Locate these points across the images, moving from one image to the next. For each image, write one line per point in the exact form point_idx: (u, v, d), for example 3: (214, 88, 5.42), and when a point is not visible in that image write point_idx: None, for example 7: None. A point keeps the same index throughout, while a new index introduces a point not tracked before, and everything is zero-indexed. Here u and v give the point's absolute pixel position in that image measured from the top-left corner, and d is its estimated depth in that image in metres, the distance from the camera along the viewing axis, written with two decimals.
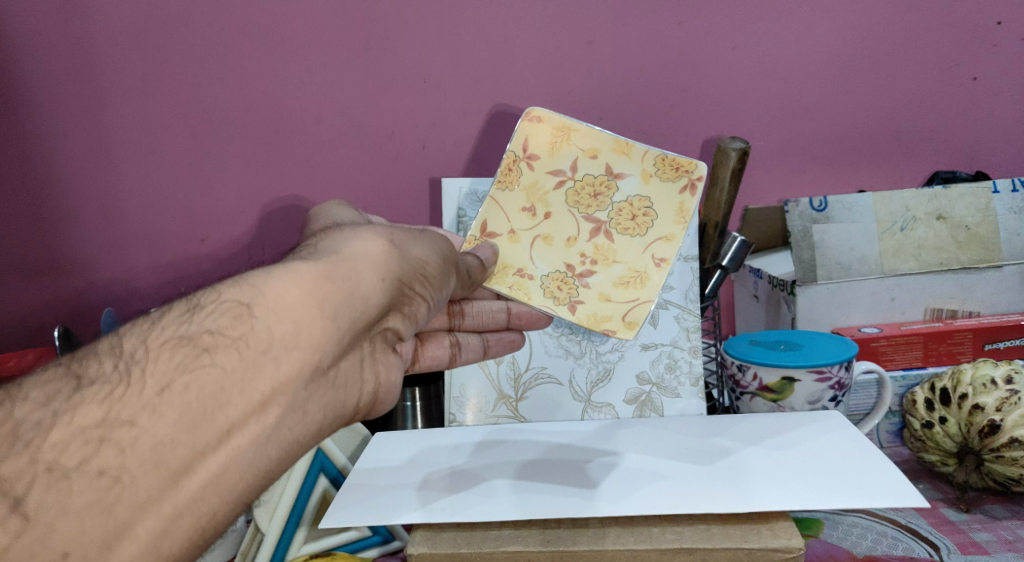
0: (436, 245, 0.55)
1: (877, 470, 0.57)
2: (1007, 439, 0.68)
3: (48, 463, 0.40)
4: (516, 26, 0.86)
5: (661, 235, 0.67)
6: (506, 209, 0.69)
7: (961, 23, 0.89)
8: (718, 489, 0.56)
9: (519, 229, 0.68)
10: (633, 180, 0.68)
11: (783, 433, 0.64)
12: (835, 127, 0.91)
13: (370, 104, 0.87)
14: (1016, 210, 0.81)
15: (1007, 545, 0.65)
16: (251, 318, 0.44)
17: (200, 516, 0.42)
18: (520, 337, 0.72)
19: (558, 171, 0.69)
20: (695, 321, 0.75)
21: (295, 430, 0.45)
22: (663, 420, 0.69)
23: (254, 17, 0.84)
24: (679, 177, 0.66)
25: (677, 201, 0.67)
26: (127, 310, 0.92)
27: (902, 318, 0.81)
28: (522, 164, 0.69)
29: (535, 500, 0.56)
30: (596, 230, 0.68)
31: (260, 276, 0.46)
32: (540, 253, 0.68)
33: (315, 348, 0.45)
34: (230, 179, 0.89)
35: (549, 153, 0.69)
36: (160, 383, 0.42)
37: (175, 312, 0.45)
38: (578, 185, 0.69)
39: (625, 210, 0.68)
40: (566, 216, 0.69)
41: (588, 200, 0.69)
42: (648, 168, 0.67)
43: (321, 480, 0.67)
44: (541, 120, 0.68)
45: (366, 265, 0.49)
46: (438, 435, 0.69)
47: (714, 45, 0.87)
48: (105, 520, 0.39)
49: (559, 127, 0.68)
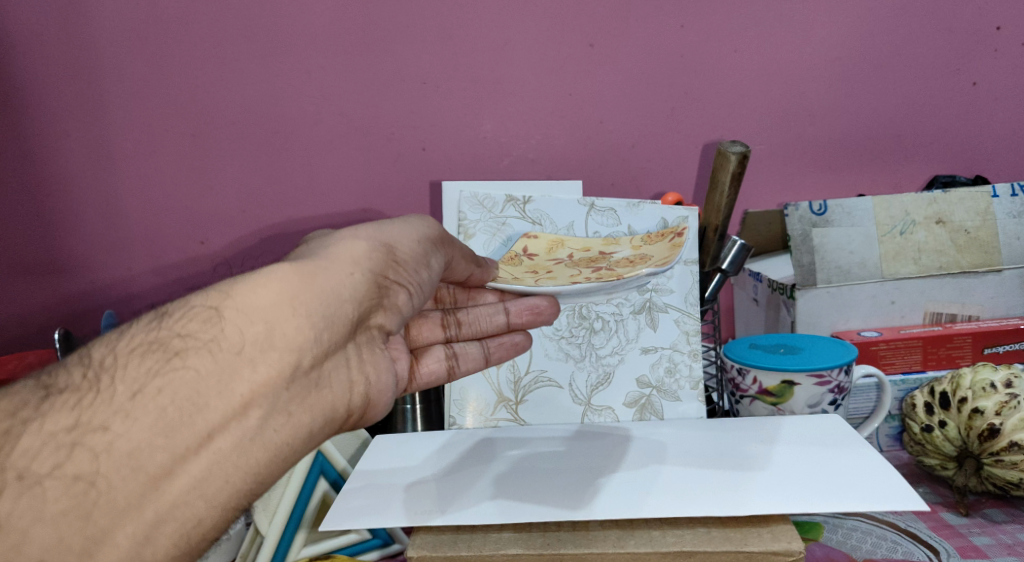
0: (413, 233, 0.56)
1: (877, 474, 0.57)
2: (1007, 443, 0.68)
3: (18, 470, 0.40)
4: (517, 29, 0.86)
5: (663, 258, 0.64)
6: (511, 271, 0.67)
7: (961, 28, 0.89)
8: (716, 490, 0.57)
9: (521, 276, 0.64)
10: (626, 251, 0.69)
11: (782, 435, 0.64)
12: (835, 131, 0.91)
13: (370, 107, 0.88)
14: (1015, 214, 0.81)
15: (1006, 549, 0.65)
16: (221, 321, 0.44)
17: (184, 521, 0.42)
18: (525, 340, 0.69)
19: (556, 259, 0.70)
20: (695, 325, 0.75)
21: (282, 432, 0.45)
22: (658, 427, 0.69)
23: (256, 20, 0.85)
24: (666, 240, 0.70)
25: (670, 247, 0.68)
26: (126, 311, 0.92)
27: (902, 322, 0.81)
28: (523, 258, 0.70)
29: (534, 503, 0.56)
30: (596, 268, 0.64)
31: (229, 282, 0.46)
32: (544, 281, 0.62)
33: (292, 348, 0.45)
34: (229, 182, 0.89)
35: (546, 252, 0.71)
36: (132, 388, 0.42)
37: (143, 320, 0.46)
38: (575, 260, 0.68)
39: (623, 260, 0.66)
40: (568, 269, 0.65)
41: (586, 262, 0.67)
42: (636, 245, 0.71)
43: (321, 483, 0.67)
44: (537, 235, 0.74)
45: (337, 262, 0.49)
46: (439, 438, 0.69)
47: (714, 48, 0.88)
48: (83, 526, 0.40)
49: (552, 241, 0.73)
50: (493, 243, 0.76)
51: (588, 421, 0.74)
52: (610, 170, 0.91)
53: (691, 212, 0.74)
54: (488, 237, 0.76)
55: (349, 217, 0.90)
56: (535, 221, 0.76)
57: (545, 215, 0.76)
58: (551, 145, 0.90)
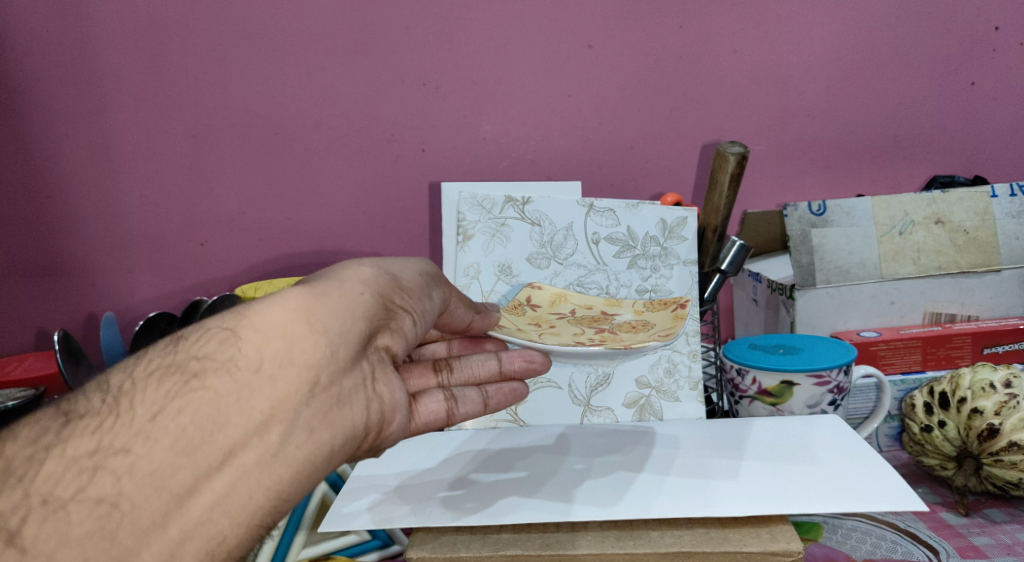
0: (416, 265, 0.56)
1: (880, 475, 0.57)
2: (1006, 442, 0.68)
3: (43, 495, 0.41)
4: (517, 30, 0.86)
5: (665, 326, 0.68)
6: (515, 322, 0.69)
7: (960, 27, 0.89)
8: (723, 494, 0.56)
9: (523, 327, 0.67)
10: (628, 314, 0.72)
11: (785, 436, 0.64)
12: (834, 131, 0.91)
13: (370, 108, 0.88)
14: (1014, 214, 0.81)
15: (1005, 549, 0.65)
16: (237, 341, 0.45)
17: (210, 539, 0.42)
18: (524, 387, 0.65)
19: (559, 313, 0.72)
20: (694, 325, 0.75)
21: (305, 449, 0.45)
22: (665, 434, 0.67)
23: (255, 22, 0.85)
24: (670, 306, 0.72)
25: (673, 314, 0.71)
26: (126, 312, 0.92)
27: (901, 321, 0.81)
28: (526, 308, 0.72)
29: (537, 502, 0.57)
30: (599, 330, 0.67)
31: (244, 306, 0.47)
32: (546, 335, 0.64)
33: (310, 363, 0.45)
34: (230, 183, 0.89)
35: (552, 305, 0.73)
36: (150, 410, 0.43)
37: (160, 346, 0.47)
38: (578, 318, 0.71)
39: (625, 323, 0.70)
40: (570, 327, 0.68)
41: (588, 322, 0.70)
42: (639, 309, 0.73)
43: (321, 485, 0.69)
44: (540, 286, 0.74)
45: (348, 283, 0.50)
46: (441, 439, 0.69)
47: (713, 49, 0.88)
48: (108, 546, 0.40)
49: (557, 292, 0.74)
50: (493, 244, 0.76)
51: (588, 422, 0.74)
52: (609, 170, 0.91)
53: (690, 213, 0.76)
54: (487, 238, 0.76)
55: (350, 218, 0.90)
56: (534, 222, 0.76)
57: (544, 215, 0.76)
58: (550, 146, 0.90)
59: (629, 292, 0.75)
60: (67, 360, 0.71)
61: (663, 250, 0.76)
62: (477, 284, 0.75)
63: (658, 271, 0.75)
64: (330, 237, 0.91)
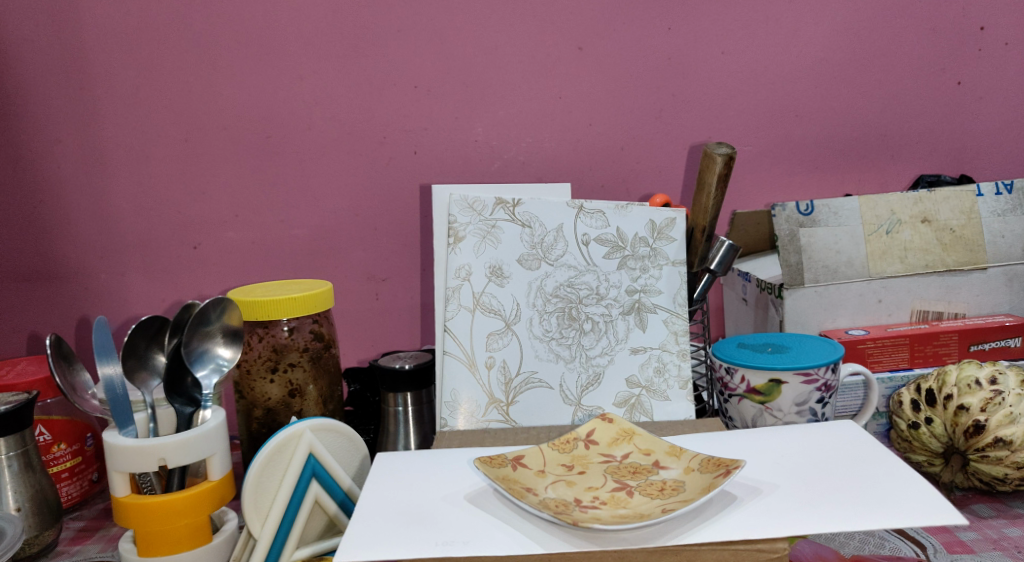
0: None
1: (915, 487, 0.56)
2: (991, 439, 0.69)
3: None
4: (507, 32, 0.87)
5: (682, 497, 0.56)
6: (546, 457, 0.62)
7: (945, 28, 0.90)
8: (742, 514, 0.54)
9: (548, 471, 0.61)
10: (674, 471, 0.61)
11: (812, 451, 0.63)
12: (823, 130, 0.92)
13: (362, 110, 0.88)
14: (1000, 213, 0.82)
15: (992, 543, 0.66)
16: None
17: None
18: None
19: (610, 456, 0.64)
20: (683, 325, 0.77)
21: None
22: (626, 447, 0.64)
23: (248, 25, 0.86)
24: (717, 470, 0.58)
25: (708, 482, 0.57)
26: (117, 314, 0.91)
27: (888, 320, 0.82)
28: (580, 443, 0.65)
29: (520, 533, 0.53)
30: (620, 488, 0.59)
31: None
32: (556, 488, 0.59)
33: None
34: (222, 187, 0.89)
35: (608, 445, 0.65)
36: None
37: None
38: (620, 466, 0.62)
39: (655, 484, 0.59)
40: (599, 477, 0.61)
41: (625, 472, 0.61)
42: (692, 465, 0.60)
43: (313, 485, 0.65)
44: (611, 419, 0.66)
45: None
46: (447, 455, 0.65)
47: (702, 50, 0.89)
48: None
49: (625, 430, 0.66)
50: (484, 245, 0.76)
51: (577, 421, 0.74)
52: (600, 171, 0.91)
53: (679, 214, 0.78)
54: (478, 239, 0.76)
55: (342, 220, 0.91)
56: (524, 223, 0.77)
57: (535, 217, 0.77)
58: (540, 148, 0.90)
59: (618, 292, 0.77)
60: (57, 362, 0.70)
61: (652, 251, 0.77)
62: (468, 285, 0.76)
63: (648, 271, 0.77)
64: (322, 240, 0.91)
